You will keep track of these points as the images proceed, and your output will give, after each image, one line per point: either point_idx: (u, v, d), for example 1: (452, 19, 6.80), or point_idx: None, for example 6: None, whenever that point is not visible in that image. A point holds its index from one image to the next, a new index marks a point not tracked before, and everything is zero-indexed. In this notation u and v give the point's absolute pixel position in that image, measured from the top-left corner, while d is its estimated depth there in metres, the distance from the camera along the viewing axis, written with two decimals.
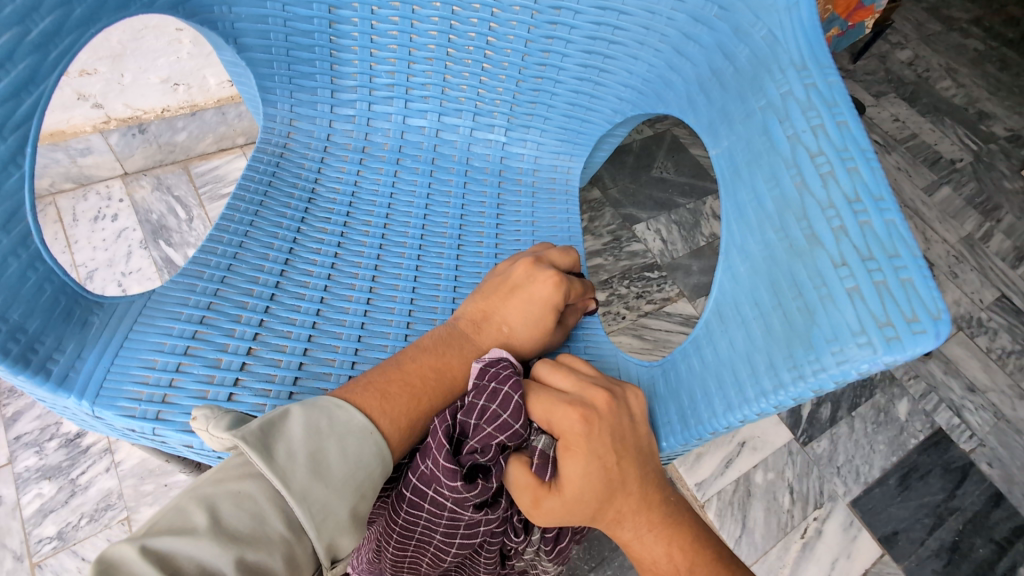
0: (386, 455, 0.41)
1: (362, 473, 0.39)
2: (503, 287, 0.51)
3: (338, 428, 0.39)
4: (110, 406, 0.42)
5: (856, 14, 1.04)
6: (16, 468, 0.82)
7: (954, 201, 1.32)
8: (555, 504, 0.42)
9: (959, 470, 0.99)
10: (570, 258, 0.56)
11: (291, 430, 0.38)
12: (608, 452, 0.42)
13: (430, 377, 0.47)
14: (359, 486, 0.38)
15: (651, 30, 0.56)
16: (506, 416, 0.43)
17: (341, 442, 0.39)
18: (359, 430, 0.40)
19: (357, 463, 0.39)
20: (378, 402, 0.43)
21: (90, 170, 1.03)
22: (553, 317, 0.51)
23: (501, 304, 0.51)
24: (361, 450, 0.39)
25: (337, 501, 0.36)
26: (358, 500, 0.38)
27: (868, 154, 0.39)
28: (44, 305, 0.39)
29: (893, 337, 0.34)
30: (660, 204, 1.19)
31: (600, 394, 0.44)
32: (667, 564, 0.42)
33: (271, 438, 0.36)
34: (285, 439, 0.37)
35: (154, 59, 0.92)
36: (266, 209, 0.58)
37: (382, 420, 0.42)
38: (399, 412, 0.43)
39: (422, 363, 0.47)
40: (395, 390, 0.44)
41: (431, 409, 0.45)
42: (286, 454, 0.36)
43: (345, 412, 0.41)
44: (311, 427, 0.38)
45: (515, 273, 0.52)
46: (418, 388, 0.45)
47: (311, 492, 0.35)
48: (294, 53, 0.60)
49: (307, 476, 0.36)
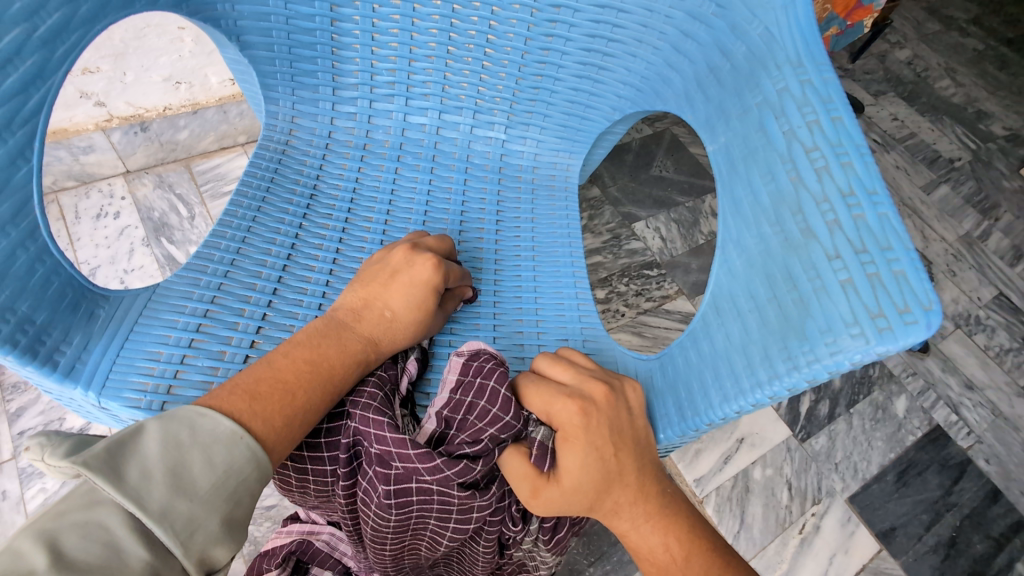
0: (261, 457, 0.38)
1: (235, 479, 0.37)
2: (383, 274, 0.51)
3: (201, 436, 0.37)
4: (116, 397, 0.43)
5: (854, 13, 1.04)
6: (19, 463, 0.82)
7: (953, 199, 1.33)
8: (554, 494, 0.42)
9: (956, 467, 1.00)
10: (447, 244, 0.56)
11: (146, 447, 0.35)
12: (606, 444, 0.43)
13: (304, 370, 0.44)
14: (231, 493, 0.36)
15: (649, 29, 0.57)
16: (495, 410, 0.44)
17: (206, 452, 0.36)
18: (227, 435, 0.38)
19: (227, 470, 0.37)
20: (247, 403, 0.40)
21: (93, 168, 1.04)
22: (433, 301, 0.51)
23: (383, 290, 0.50)
24: (231, 456, 0.37)
25: (205, 513, 0.34)
26: (231, 507, 0.36)
27: (862, 149, 0.40)
28: (51, 297, 0.40)
29: (885, 328, 0.34)
30: (659, 202, 1.20)
31: (599, 387, 0.45)
32: (664, 554, 0.43)
33: (121, 460, 0.33)
34: (138, 458, 0.34)
35: (157, 57, 0.93)
36: (269, 205, 0.58)
37: (254, 421, 0.40)
38: (272, 411, 0.41)
39: (293, 358, 0.44)
40: (265, 388, 0.42)
41: (310, 403, 0.43)
42: (140, 473, 0.33)
43: (210, 419, 0.38)
44: (170, 439, 0.36)
45: (394, 258, 0.51)
46: (292, 383, 0.42)
47: (174, 509, 0.33)
48: (296, 50, 0.60)
49: (167, 493, 0.34)
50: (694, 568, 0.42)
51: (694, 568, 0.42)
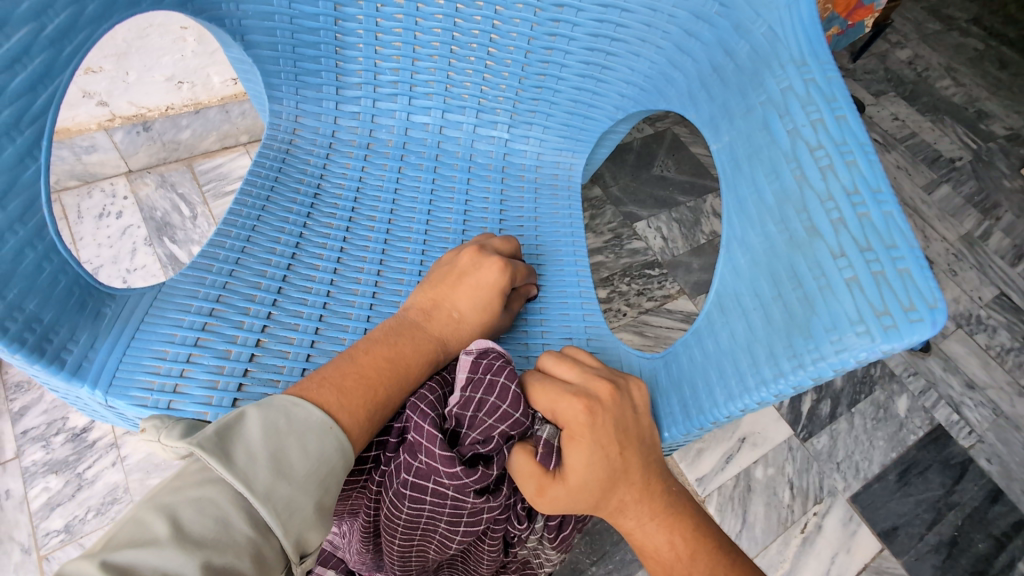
0: (348, 448, 0.39)
1: (326, 467, 0.37)
2: (452, 275, 0.52)
3: (296, 425, 0.38)
4: (123, 396, 0.43)
5: (856, 13, 1.04)
6: (23, 462, 0.83)
7: (953, 199, 1.33)
8: (559, 492, 0.42)
9: (958, 466, 1.00)
10: (514, 244, 0.57)
11: (250, 430, 0.36)
12: (611, 442, 0.43)
13: (385, 368, 0.45)
14: (323, 480, 0.37)
15: (653, 28, 0.57)
16: (505, 407, 0.44)
17: (301, 439, 0.37)
18: (318, 425, 0.39)
19: (320, 458, 0.37)
20: (335, 396, 0.41)
21: (95, 167, 1.04)
22: (501, 302, 0.52)
23: (451, 291, 0.51)
24: (323, 445, 0.38)
25: (302, 498, 0.35)
26: (323, 495, 0.37)
27: (866, 148, 0.40)
28: (58, 296, 0.40)
29: (890, 326, 0.35)
30: (660, 202, 1.20)
31: (604, 385, 0.45)
32: (669, 552, 0.43)
33: (229, 443, 0.35)
34: (242, 442, 0.35)
35: (159, 57, 0.93)
36: (273, 204, 0.58)
37: (341, 414, 0.40)
38: (357, 404, 0.42)
39: (374, 353, 0.46)
40: (350, 381, 0.43)
41: (389, 400, 0.44)
42: (246, 456, 0.35)
43: (302, 408, 0.39)
44: (269, 426, 0.37)
45: (461, 260, 0.52)
46: (375, 378, 0.44)
47: (276, 491, 0.34)
48: (300, 50, 0.60)
49: (270, 476, 0.34)
50: (699, 566, 0.42)
51: (699, 567, 0.42)
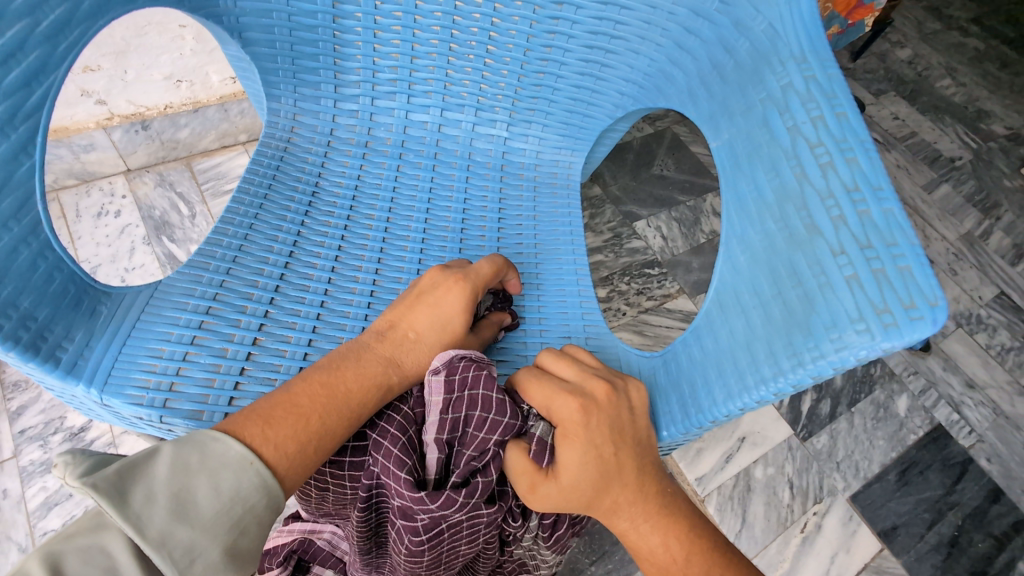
0: (271, 485, 0.38)
1: (242, 506, 0.36)
2: (411, 296, 0.51)
3: (211, 461, 0.36)
4: (118, 394, 0.42)
5: (856, 12, 1.04)
6: (21, 462, 0.82)
7: (954, 199, 1.33)
8: (551, 490, 0.42)
9: (958, 466, 1.00)
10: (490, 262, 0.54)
11: (155, 470, 0.34)
12: (605, 442, 0.43)
13: (320, 396, 0.43)
14: (237, 521, 0.36)
15: (652, 25, 0.57)
16: (492, 416, 0.43)
17: (214, 477, 0.36)
18: (236, 461, 0.37)
19: (235, 497, 0.36)
20: (261, 428, 0.39)
21: (93, 166, 1.04)
22: (460, 321, 0.51)
23: (408, 312, 0.50)
24: (239, 482, 0.36)
25: (205, 542, 0.34)
26: (237, 535, 0.35)
27: (866, 144, 0.40)
28: (53, 294, 0.39)
29: (890, 324, 0.34)
30: (660, 201, 1.20)
31: (600, 385, 0.45)
32: (664, 554, 0.42)
33: (128, 483, 0.33)
34: (145, 481, 0.34)
35: (158, 56, 0.93)
36: (270, 202, 0.58)
37: (265, 447, 0.39)
38: (285, 436, 0.40)
39: (311, 380, 0.44)
40: (280, 412, 0.41)
41: (325, 430, 0.42)
42: (145, 497, 0.33)
43: (222, 443, 0.37)
44: (179, 462, 0.35)
45: (422, 280, 0.52)
46: (306, 408, 0.42)
47: (173, 536, 0.33)
48: (298, 47, 0.60)
49: (167, 520, 0.33)
50: (694, 567, 0.42)
51: (694, 569, 0.41)
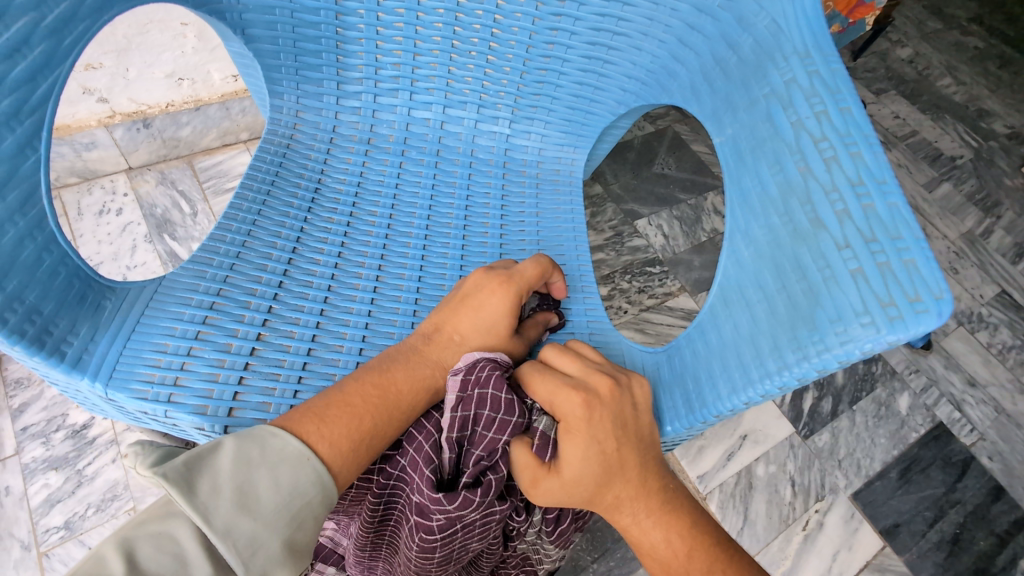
0: (326, 481, 0.38)
1: (301, 502, 0.36)
2: (455, 298, 0.52)
3: (270, 455, 0.37)
4: (123, 388, 0.42)
5: (857, 10, 1.04)
6: (23, 459, 0.82)
7: (954, 197, 1.33)
8: (553, 485, 0.42)
9: (959, 464, 1.00)
10: (537, 262, 0.54)
11: (220, 461, 0.35)
12: (608, 438, 0.43)
13: (373, 397, 0.44)
14: (295, 515, 0.36)
15: (655, 22, 0.57)
16: (501, 415, 0.43)
17: (273, 470, 0.36)
18: (295, 456, 0.37)
19: (293, 492, 0.36)
20: (316, 426, 0.40)
21: (95, 164, 1.04)
22: (504, 323, 0.51)
23: (453, 314, 0.51)
24: (297, 477, 0.37)
25: (266, 534, 0.34)
26: (295, 530, 0.36)
27: (870, 139, 0.40)
28: (57, 288, 0.39)
29: (895, 317, 0.34)
30: (661, 199, 1.20)
31: (603, 381, 0.45)
32: (666, 549, 0.43)
33: (195, 473, 0.33)
34: (211, 473, 0.34)
35: (159, 53, 0.93)
36: (273, 198, 0.58)
37: (321, 444, 0.39)
38: (339, 434, 0.40)
39: (364, 381, 0.45)
40: (334, 411, 0.42)
41: (376, 429, 0.43)
42: (210, 488, 0.33)
43: (280, 438, 0.38)
44: (242, 456, 0.36)
45: (467, 282, 0.52)
46: (359, 407, 0.42)
47: (236, 528, 0.33)
48: (300, 44, 0.60)
49: (231, 511, 0.33)
50: (696, 563, 0.42)
51: (696, 564, 0.42)
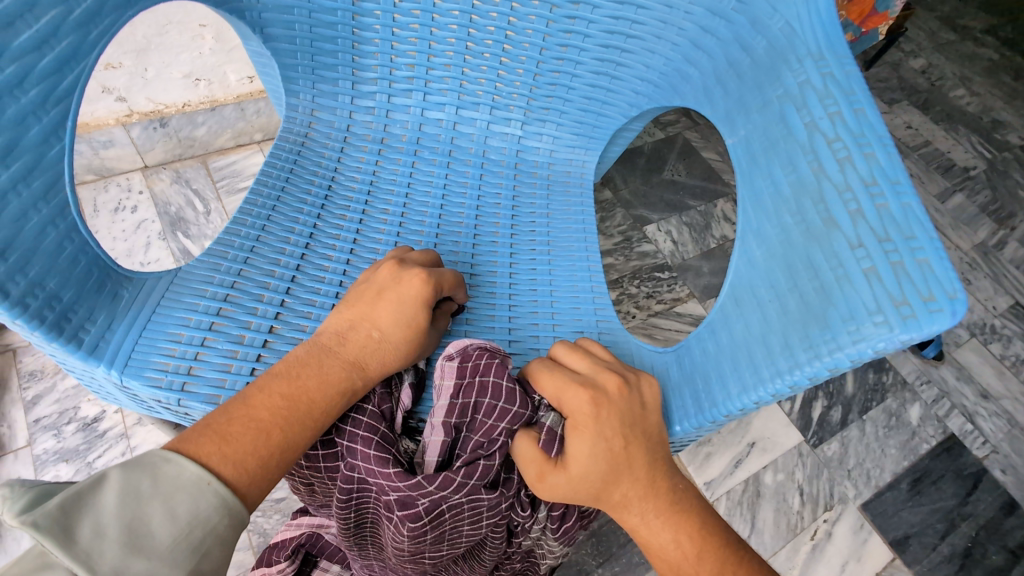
0: (230, 503, 0.36)
1: (202, 529, 0.34)
2: (368, 293, 0.48)
3: (164, 485, 0.34)
4: (138, 376, 0.43)
5: (869, 20, 1.05)
6: (34, 450, 0.83)
7: (967, 208, 1.32)
8: (559, 480, 0.42)
9: (971, 477, 0.98)
10: (433, 257, 0.54)
11: (104, 500, 0.33)
12: (615, 436, 0.42)
13: (281, 408, 0.40)
14: (198, 545, 0.34)
15: (668, 25, 0.57)
16: (502, 404, 0.44)
17: (169, 501, 0.34)
18: (192, 482, 0.35)
19: (193, 520, 0.34)
20: (217, 446, 0.37)
21: (111, 162, 1.06)
22: (423, 315, 0.48)
23: (370, 310, 0.47)
24: (197, 505, 0.35)
25: (164, 570, 0.32)
26: (199, 559, 0.34)
27: (884, 140, 0.40)
28: (78, 275, 0.40)
29: (909, 316, 0.34)
30: (670, 205, 1.20)
31: (612, 378, 0.45)
32: (675, 551, 0.42)
33: (74, 517, 0.31)
34: (93, 514, 0.32)
35: (178, 54, 0.94)
36: (287, 195, 0.59)
37: (224, 466, 0.37)
38: (245, 453, 0.38)
39: (270, 392, 0.41)
40: (237, 428, 0.38)
41: (288, 442, 0.40)
42: (93, 530, 0.31)
43: (175, 464, 0.35)
44: (130, 489, 0.34)
45: (381, 276, 0.48)
46: (267, 421, 0.39)
47: (127, 569, 0.31)
48: (318, 44, 0.61)
49: (120, 552, 0.31)
50: (706, 564, 0.41)
51: (705, 565, 0.41)
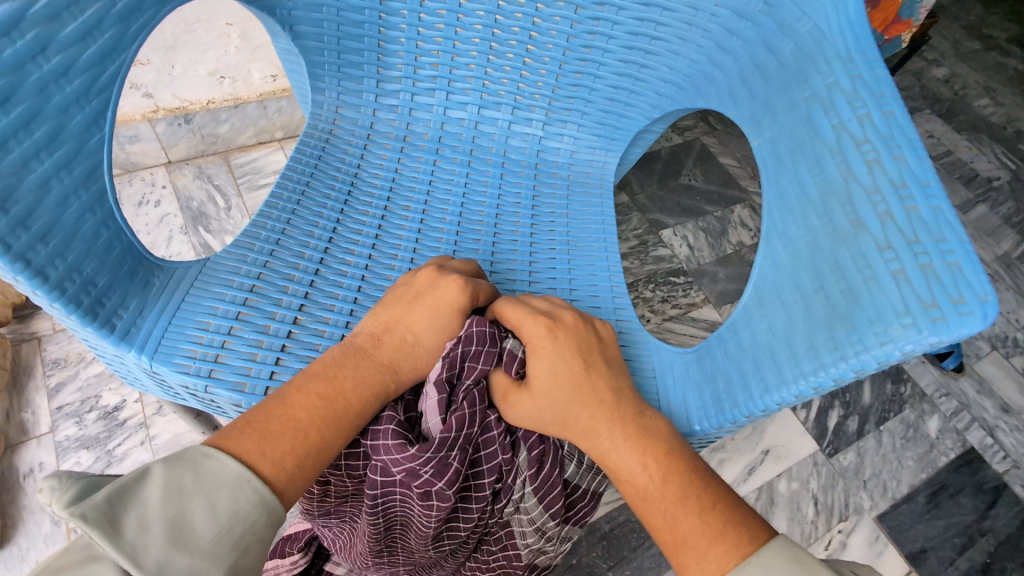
0: (270, 501, 0.36)
1: (242, 526, 0.34)
2: (407, 296, 0.49)
3: (206, 481, 0.34)
4: (167, 362, 0.44)
5: (893, 27, 1.04)
6: (57, 437, 0.85)
7: (990, 219, 1.30)
8: (522, 398, 0.45)
9: (991, 491, 0.97)
10: (473, 264, 0.54)
11: (145, 495, 0.32)
12: (573, 357, 0.46)
13: (319, 408, 0.41)
14: (238, 542, 0.34)
15: (693, 27, 0.57)
16: (486, 348, 0.45)
17: (211, 498, 0.34)
18: (233, 478, 0.35)
19: (233, 517, 0.34)
20: (257, 443, 0.37)
21: (137, 157, 1.08)
22: (459, 322, 0.49)
23: (405, 312, 0.48)
24: (238, 502, 0.35)
25: (205, 565, 0.32)
26: (238, 556, 0.34)
27: (914, 142, 0.40)
28: (112, 262, 0.41)
29: (939, 319, 0.34)
30: (687, 210, 1.20)
31: (570, 313, 0.48)
32: (642, 474, 0.42)
33: (120, 510, 0.31)
34: (138, 507, 0.32)
35: (204, 51, 0.96)
36: (312, 189, 0.60)
37: (263, 463, 0.37)
38: (282, 452, 0.38)
39: (308, 392, 0.42)
40: (276, 427, 0.39)
41: (322, 442, 0.40)
42: (137, 525, 0.31)
43: (216, 460, 0.35)
44: (172, 484, 0.33)
45: (419, 280, 0.50)
46: (305, 421, 0.40)
47: (171, 564, 0.31)
48: (344, 42, 0.62)
49: (163, 547, 0.31)
50: (672, 487, 0.41)
51: (672, 486, 0.41)
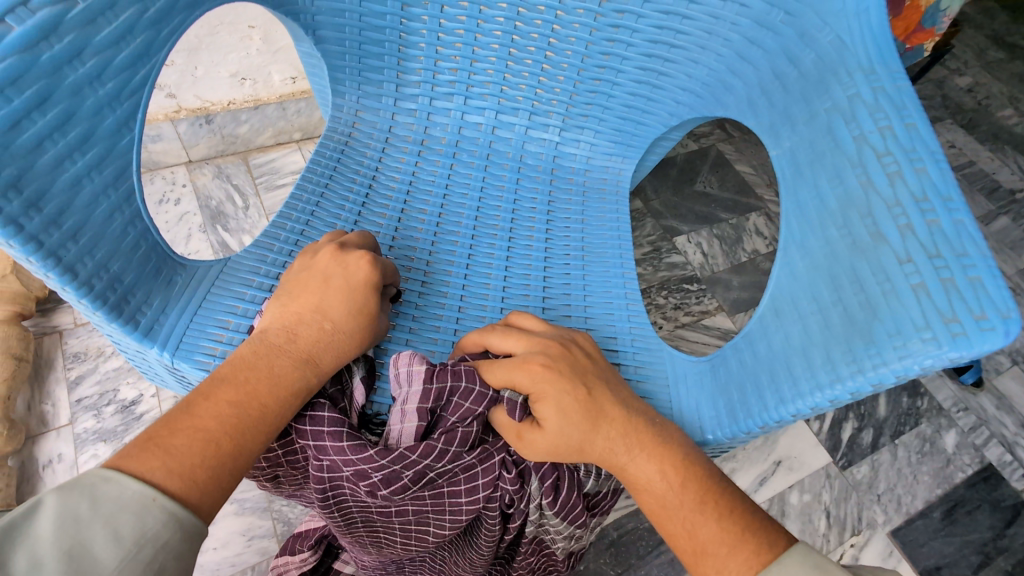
0: (179, 517, 0.34)
1: (153, 547, 0.33)
2: (315, 281, 0.47)
3: (104, 507, 0.33)
4: (188, 359, 0.45)
5: (914, 36, 1.02)
6: (75, 429, 0.87)
7: (1013, 232, 1.28)
8: (541, 439, 0.44)
9: (1009, 509, 0.95)
10: (371, 241, 0.54)
11: (38, 530, 0.31)
12: (576, 386, 0.45)
13: (229, 416, 0.39)
14: (150, 565, 0.33)
15: (713, 36, 0.57)
16: (477, 388, 0.45)
17: (112, 523, 0.32)
18: (136, 500, 0.34)
19: (141, 540, 0.33)
20: (161, 459, 0.36)
21: (158, 156, 1.10)
22: (372, 298, 0.48)
23: (318, 299, 0.46)
24: (144, 523, 0.33)
25: None
26: None
27: (937, 155, 0.39)
28: (137, 260, 0.42)
29: (960, 334, 0.34)
30: (702, 217, 1.19)
31: (555, 345, 0.47)
32: (661, 482, 0.42)
33: (5, 551, 0.29)
34: (27, 545, 0.30)
35: (226, 53, 0.97)
36: (330, 191, 0.61)
37: (170, 480, 0.35)
38: (191, 464, 0.36)
39: (216, 399, 0.40)
40: (182, 439, 0.37)
41: (238, 446, 0.39)
42: (28, 562, 0.29)
43: (114, 483, 0.34)
44: (66, 514, 0.32)
45: (321, 263, 0.48)
46: (214, 430, 0.38)
47: None
48: (365, 47, 0.63)
49: None
50: (689, 493, 0.41)
51: (690, 493, 0.41)
